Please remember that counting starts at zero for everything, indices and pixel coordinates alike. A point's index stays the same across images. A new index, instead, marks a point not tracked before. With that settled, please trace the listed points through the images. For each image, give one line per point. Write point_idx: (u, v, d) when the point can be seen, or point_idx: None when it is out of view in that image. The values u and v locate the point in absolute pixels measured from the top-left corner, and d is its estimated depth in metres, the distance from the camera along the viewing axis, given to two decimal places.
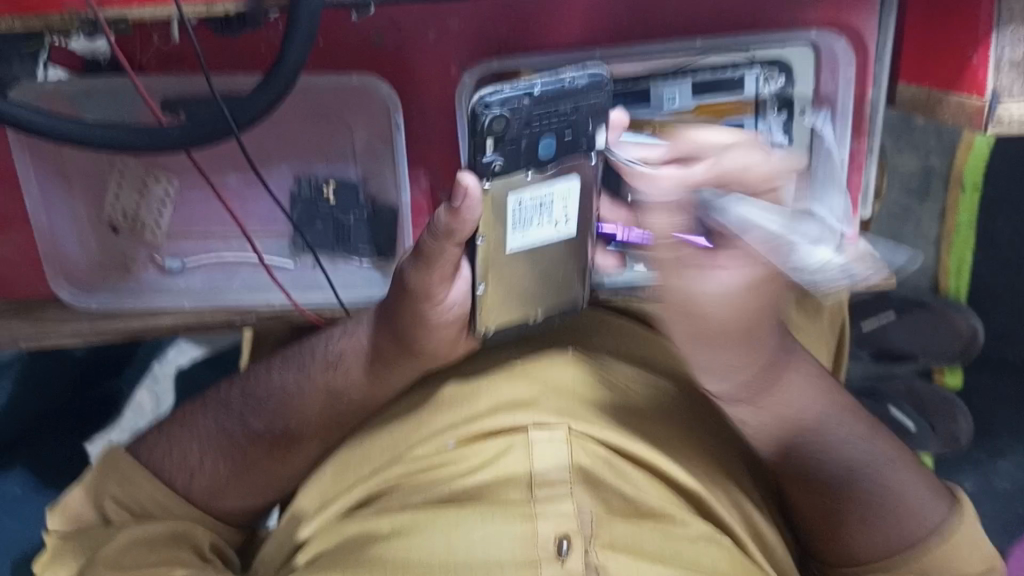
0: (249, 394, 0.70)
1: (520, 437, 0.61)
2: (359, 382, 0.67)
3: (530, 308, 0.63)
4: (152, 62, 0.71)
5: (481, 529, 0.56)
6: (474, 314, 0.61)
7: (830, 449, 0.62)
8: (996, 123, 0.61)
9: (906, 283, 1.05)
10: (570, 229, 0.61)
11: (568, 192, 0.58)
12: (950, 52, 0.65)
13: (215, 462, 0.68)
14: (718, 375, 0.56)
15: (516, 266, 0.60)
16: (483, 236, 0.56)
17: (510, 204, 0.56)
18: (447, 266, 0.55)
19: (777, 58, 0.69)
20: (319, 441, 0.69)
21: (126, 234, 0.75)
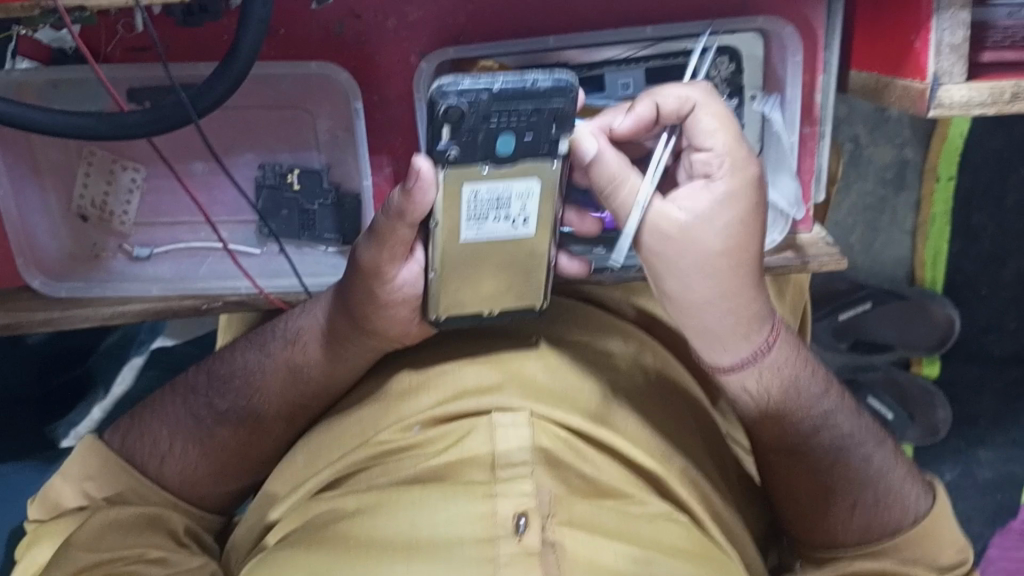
0: (214, 377, 0.72)
1: (483, 420, 0.63)
2: (319, 362, 0.69)
3: (484, 304, 0.64)
4: (115, 54, 0.71)
5: (442, 509, 0.58)
6: (427, 300, 0.63)
7: (800, 422, 0.68)
8: (938, 104, 0.65)
9: (876, 264, 1.12)
10: (531, 229, 0.60)
11: (528, 192, 0.57)
12: (898, 36, 0.68)
13: (188, 447, 0.70)
14: (727, 339, 0.62)
15: (468, 258, 0.61)
16: (438, 220, 0.58)
17: (466, 196, 0.57)
18: (402, 243, 0.59)
19: (725, 45, 0.71)
20: (285, 422, 0.71)
21: (95, 222, 0.76)
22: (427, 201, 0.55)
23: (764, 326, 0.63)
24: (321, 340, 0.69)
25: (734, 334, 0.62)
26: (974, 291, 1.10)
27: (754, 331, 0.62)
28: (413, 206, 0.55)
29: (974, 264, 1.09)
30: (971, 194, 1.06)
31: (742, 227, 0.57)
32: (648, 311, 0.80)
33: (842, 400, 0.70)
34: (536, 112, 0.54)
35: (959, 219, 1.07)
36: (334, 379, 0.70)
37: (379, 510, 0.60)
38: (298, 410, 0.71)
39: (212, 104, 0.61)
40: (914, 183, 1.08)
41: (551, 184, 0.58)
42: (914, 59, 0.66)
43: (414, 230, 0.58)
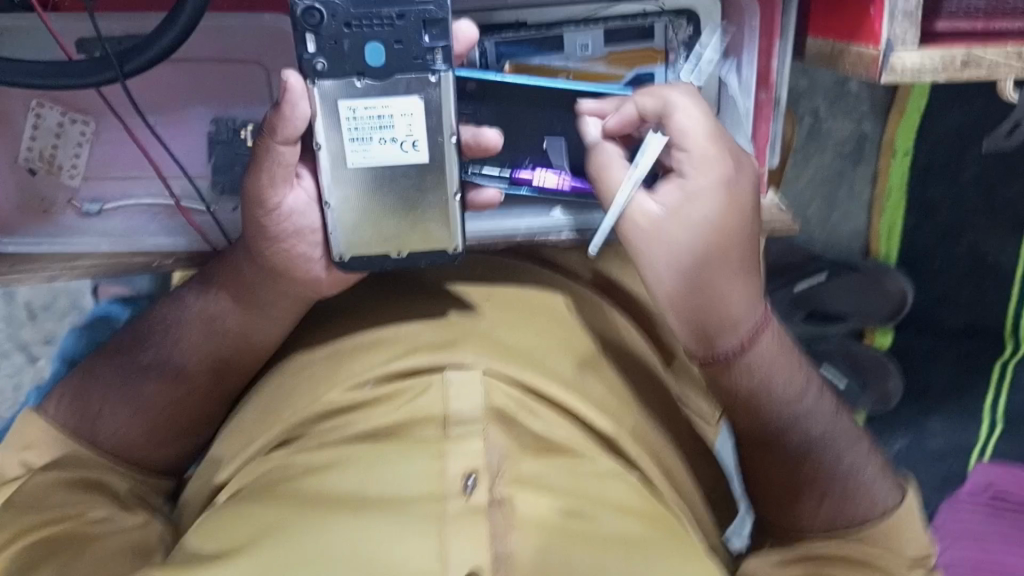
0: (138, 335, 0.72)
1: (435, 377, 0.63)
2: (234, 313, 0.70)
3: (391, 244, 0.63)
4: (64, 1, 0.69)
5: (396, 468, 0.58)
6: (332, 238, 0.63)
7: (769, 410, 0.66)
8: (891, 71, 0.65)
9: (834, 237, 1.13)
10: (422, 155, 0.61)
11: (410, 108, 0.59)
12: (854, 4, 0.69)
13: (120, 411, 0.70)
14: (717, 317, 0.63)
15: (364, 190, 0.61)
16: (320, 142, 0.59)
17: (343, 113, 0.59)
18: (282, 165, 0.59)
19: (683, 9, 0.71)
20: (213, 377, 0.71)
21: (43, 175, 0.74)
22: (304, 119, 0.57)
23: (753, 308, 0.64)
24: (235, 295, 0.70)
25: (730, 309, 0.62)
26: (925, 263, 1.12)
27: (738, 321, 0.63)
28: (284, 125, 0.56)
29: (937, 237, 1.11)
30: (926, 168, 1.08)
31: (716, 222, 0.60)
32: (603, 274, 0.80)
33: (823, 396, 0.69)
34: (401, 17, 0.57)
35: (913, 194, 1.09)
36: (255, 333, 0.70)
37: (328, 471, 0.60)
38: (224, 365, 0.71)
39: (157, 55, 0.60)
40: (871, 157, 1.09)
41: (434, 107, 0.59)
42: (869, 26, 0.67)
43: (294, 152, 0.58)
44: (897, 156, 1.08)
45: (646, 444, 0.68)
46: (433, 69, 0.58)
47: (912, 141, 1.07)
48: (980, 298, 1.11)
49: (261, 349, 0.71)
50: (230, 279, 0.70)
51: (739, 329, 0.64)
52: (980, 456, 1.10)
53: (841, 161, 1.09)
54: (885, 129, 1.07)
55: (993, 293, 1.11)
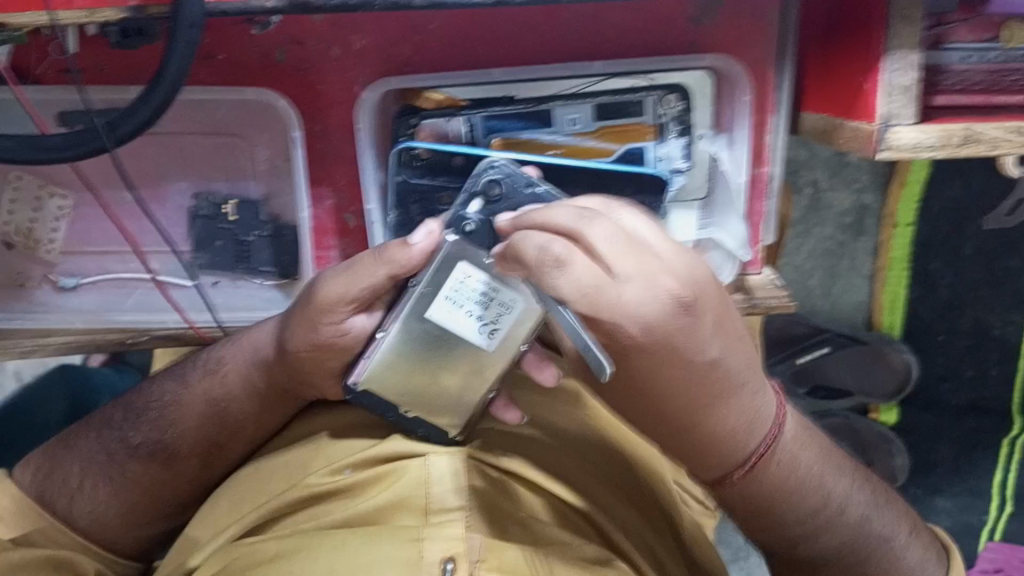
0: (130, 410, 0.68)
1: (416, 460, 0.60)
2: (240, 398, 0.66)
3: (404, 399, 0.62)
4: (46, 75, 0.68)
5: (373, 553, 0.54)
6: (360, 364, 0.60)
7: (784, 523, 0.57)
8: (887, 146, 0.63)
9: (837, 310, 1.11)
10: (491, 343, 0.59)
11: (513, 306, 0.56)
12: (849, 78, 0.67)
13: (98, 487, 0.66)
14: (724, 444, 0.50)
15: (408, 343, 0.59)
16: (417, 284, 0.56)
17: (456, 273, 0.55)
18: (365, 287, 0.55)
19: (675, 83, 0.69)
20: (199, 461, 0.68)
21: (19, 249, 0.72)
22: (407, 266, 0.55)
23: (763, 424, 0.51)
24: (242, 371, 0.66)
25: (737, 428, 0.50)
26: (929, 338, 1.09)
27: (748, 437, 0.51)
28: (403, 261, 0.54)
29: (943, 311, 1.08)
30: (929, 242, 1.06)
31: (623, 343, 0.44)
32: None
33: (854, 487, 0.59)
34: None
35: (917, 268, 1.07)
36: (248, 420, 0.67)
37: (299, 556, 0.55)
38: (215, 449, 0.68)
39: (130, 133, 0.59)
40: (873, 229, 1.07)
41: (531, 316, 0.57)
42: (863, 100, 0.66)
43: (376, 283, 0.56)
44: (898, 230, 1.05)
45: (639, 535, 0.65)
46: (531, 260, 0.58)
47: (915, 214, 1.05)
48: (986, 372, 1.08)
49: (253, 431, 0.68)
50: (244, 357, 0.66)
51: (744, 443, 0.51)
52: (991, 535, 1.09)
53: (843, 233, 1.07)
54: (886, 202, 1.05)
55: (999, 369, 1.08)
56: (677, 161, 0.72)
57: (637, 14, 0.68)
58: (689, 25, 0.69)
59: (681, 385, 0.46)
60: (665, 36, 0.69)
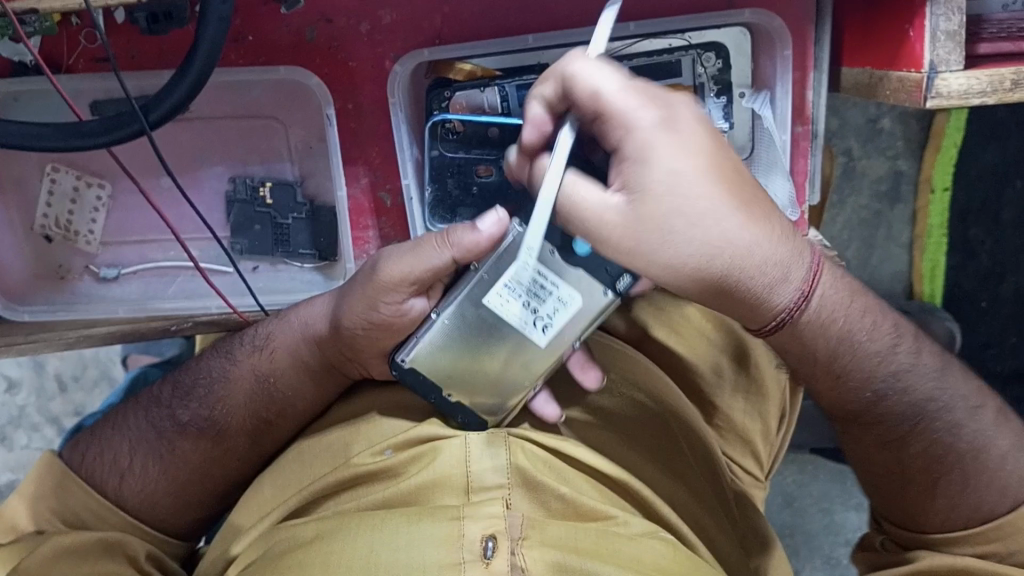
0: (179, 388, 0.69)
1: (455, 438, 0.57)
2: (288, 371, 0.66)
3: (450, 382, 0.60)
4: (77, 63, 0.67)
5: (411, 531, 0.51)
6: (409, 343, 0.60)
7: (850, 374, 0.55)
8: (937, 95, 0.62)
9: (877, 284, 1.09)
10: (543, 339, 0.59)
11: (569, 302, 0.58)
12: (892, 29, 0.65)
13: (148, 466, 0.66)
14: (765, 300, 0.50)
15: (461, 329, 0.59)
16: (479, 267, 0.58)
17: (520, 262, 0.57)
18: (428, 267, 0.57)
19: (711, 42, 0.69)
20: (249, 439, 0.67)
21: (59, 242, 0.73)
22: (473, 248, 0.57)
23: (798, 260, 0.50)
24: (292, 347, 0.66)
25: (784, 275, 0.50)
26: (971, 304, 1.06)
27: (779, 281, 0.50)
28: (471, 242, 0.56)
29: (984, 278, 1.06)
30: (967, 207, 1.04)
31: (716, 185, 0.47)
32: (638, 325, 0.77)
33: (921, 346, 0.57)
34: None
35: (955, 234, 1.05)
36: (296, 398, 0.67)
37: (335, 538, 0.53)
38: (264, 427, 0.67)
39: (166, 112, 0.58)
40: (909, 196, 1.05)
41: (587, 314, 0.58)
42: (909, 50, 0.63)
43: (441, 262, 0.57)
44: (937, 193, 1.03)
45: (683, 506, 0.64)
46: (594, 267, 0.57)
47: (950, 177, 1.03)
48: None
49: (298, 412, 0.67)
50: (292, 334, 0.67)
51: (789, 295, 0.50)
52: None
53: (876, 202, 1.05)
54: (922, 166, 1.03)
55: None
56: (718, 122, 0.71)
57: None
58: None
59: (751, 231, 0.47)
60: None
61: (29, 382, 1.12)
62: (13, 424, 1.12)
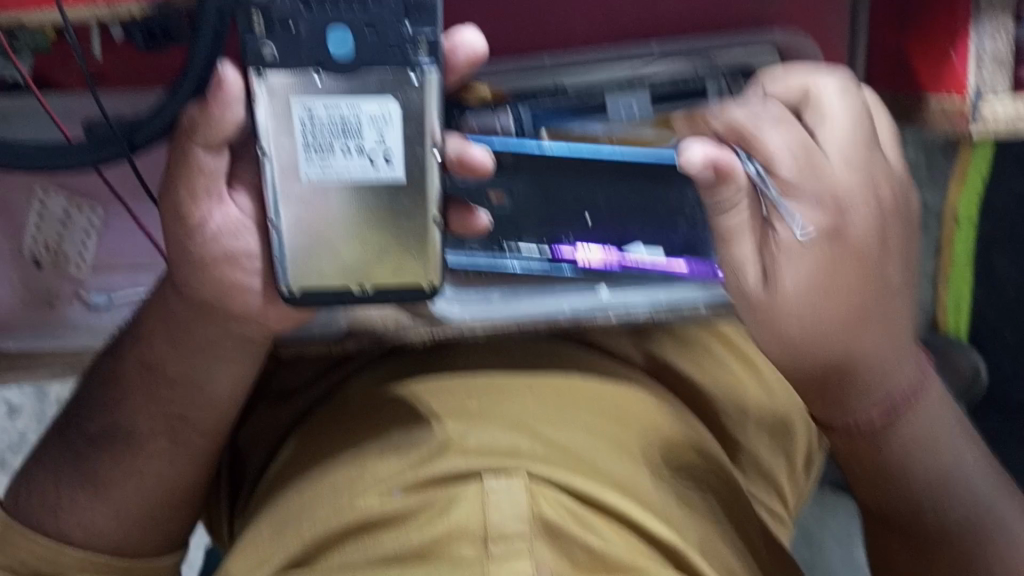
0: (81, 403, 0.62)
1: (471, 487, 0.55)
2: (167, 354, 0.58)
3: (352, 277, 0.53)
4: (71, 80, 0.64)
5: None
6: (276, 269, 0.53)
7: (915, 468, 0.58)
8: (982, 121, 0.57)
9: None
10: (395, 171, 0.51)
11: (383, 116, 0.49)
12: (932, 52, 0.62)
13: (79, 494, 0.60)
14: (848, 399, 0.56)
15: (316, 211, 0.51)
16: (268, 149, 0.49)
17: (297, 113, 0.49)
18: (205, 173, 0.50)
19: (741, 65, 0.66)
20: (168, 441, 0.60)
21: (48, 269, 0.69)
22: (237, 126, 0.49)
23: (899, 369, 0.55)
24: (157, 329, 0.57)
25: (882, 379, 0.55)
26: (1000, 340, 1.02)
27: (874, 385, 0.55)
28: (211, 127, 0.48)
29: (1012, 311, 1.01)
30: (995, 236, 0.99)
31: (851, 293, 0.52)
32: (659, 358, 0.73)
33: (984, 467, 0.59)
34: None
35: (980, 265, 1.00)
36: (208, 375, 0.58)
37: None
38: (178, 424, 0.60)
39: (149, 137, 0.55)
40: (933, 226, 1.01)
41: (412, 113, 0.49)
42: (950, 73, 0.60)
43: (220, 160, 0.51)
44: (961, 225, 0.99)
45: (705, 548, 0.59)
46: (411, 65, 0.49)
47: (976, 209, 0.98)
48: None
49: (220, 403, 0.59)
50: (156, 322, 0.57)
51: (870, 406, 0.56)
52: None
53: None
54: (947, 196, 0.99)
55: None
56: None
57: None
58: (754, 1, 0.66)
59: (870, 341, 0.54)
60: (728, 12, 0.67)
61: (29, 408, 1.09)
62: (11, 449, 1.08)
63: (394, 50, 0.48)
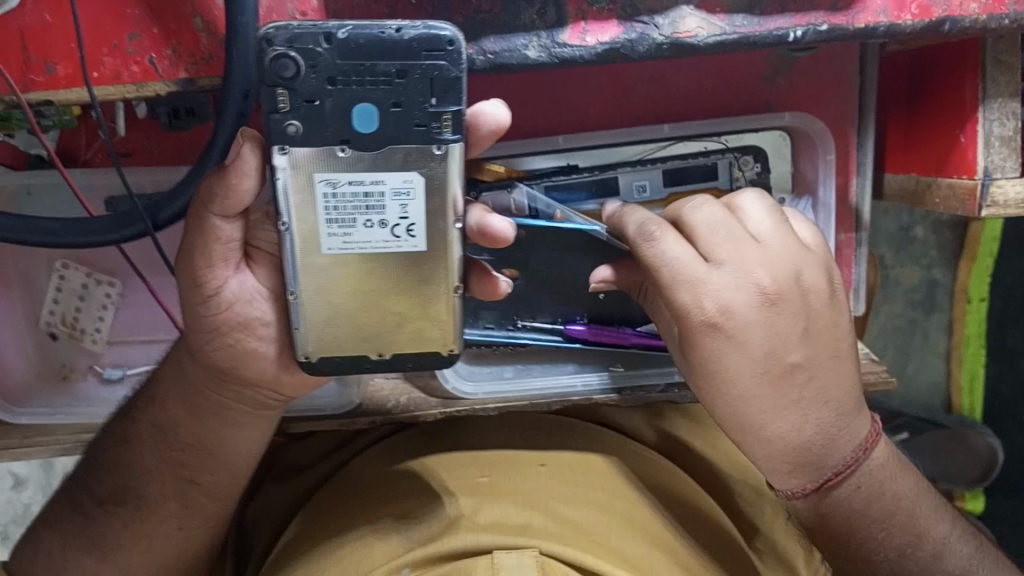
0: (89, 461, 0.60)
1: (482, 560, 0.56)
2: (183, 419, 0.56)
3: (372, 345, 0.51)
4: (94, 157, 0.65)
5: None
6: (294, 337, 0.50)
7: (878, 537, 0.56)
8: (991, 204, 0.58)
9: (913, 394, 1.04)
10: (418, 242, 0.47)
11: (407, 191, 0.45)
12: (940, 134, 0.63)
13: (80, 555, 0.59)
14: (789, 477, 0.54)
15: (336, 280, 0.48)
16: (289, 221, 0.46)
17: (320, 188, 0.45)
18: (221, 241, 0.47)
19: (751, 145, 0.68)
20: (178, 506, 0.59)
21: (65, 340, 0.70)
22: (254, 195, 0.45)
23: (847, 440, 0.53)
24: (175, 396, 0.56)
25: (828, 448, 0.53)
26: (1014, 420, 1.01)
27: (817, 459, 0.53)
28: (228, 198, 0.45)
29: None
30: (1006, 316, 0.99)
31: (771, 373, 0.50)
32: (671, 435, 0.74)
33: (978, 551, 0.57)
34: (403, 74, 0.43)
35: (993, 344, 1.00)
36: (223, 441, 0.57)
37: None
38: (189, 490, 0.58)
39: (174, 213, 0.56)
40: (945, 305, 1.00)
41: (437, 187, 0.45)
42: (959, 156, 0.60)
43: (236, 228, 0.47)
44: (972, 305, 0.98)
45: None
46: (438, 139, 0.44)
47: (986, 289, 0.98)
48: None
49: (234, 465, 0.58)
50: (172, 389, 0.56)
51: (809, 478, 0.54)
52: None
53: (910, 311, 1.01)
54: (958, 276, 0.99)
55: None
56: None
57: (704, 74, 0.67)
58: (763, 85, 0.68)
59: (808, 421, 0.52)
60: (737, 95, 0.68)
61: (36, 480, 1.08)
62: (17, 521, 1.07)
63: (420, 126, 0.44)
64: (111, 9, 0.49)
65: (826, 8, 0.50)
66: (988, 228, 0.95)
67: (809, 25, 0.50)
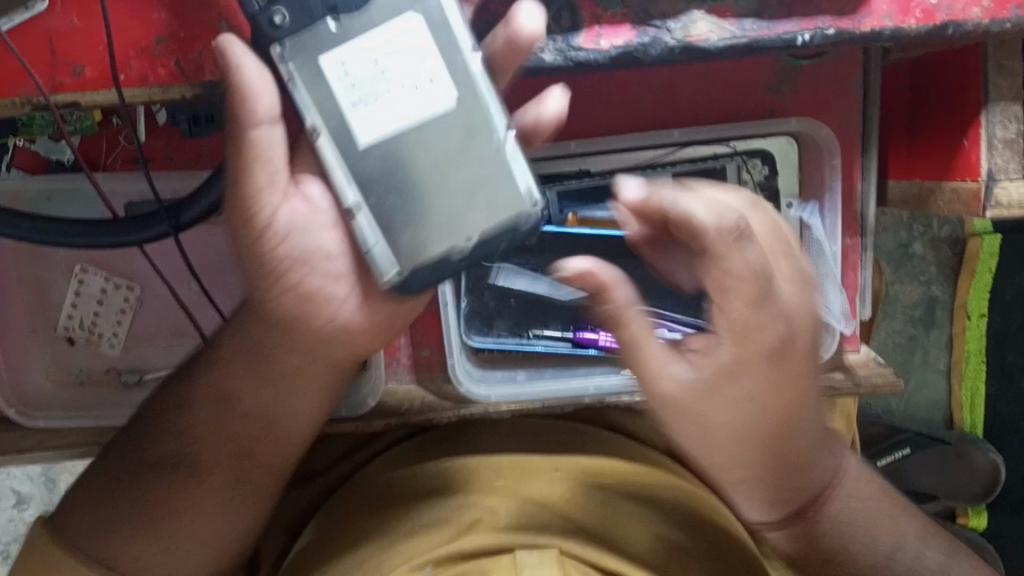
0: (137, 424, 0.61)
1: (503, 560, 0.56)
2: (246, 384, 0.57)
3: (446, 232, 0.48)
4: (114, 163, 0.67)
5: None
6: (366, 253, 0.48)
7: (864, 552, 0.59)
8: (996, 205, 0.59)
9: (915, 411, 1.04)
10: (449, 93, 0.47)
11: (416, 34, 0.46)
12: (945, 139, 0.64)
13: (127, 522, 0.58)
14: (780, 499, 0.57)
15: (389, 173, 0.47)
16: (316, 123, 0.47)
17: (332, 71, 0.46)
18: (260, 160, 0.45)
19: (758, 148, 0.70)
20: (231, 473, 0.60)
21: (82, 344, 0.71)
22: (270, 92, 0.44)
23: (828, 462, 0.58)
24: (235, 361, 0.57)
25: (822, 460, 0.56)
26: (1016, 436, 1.01)
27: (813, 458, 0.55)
28: (246, 102, 0.43)
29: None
30: (1005, 333, 1.00)
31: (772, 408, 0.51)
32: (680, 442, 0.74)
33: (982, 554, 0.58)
34: None
35: (993, 361, 1.00)
36: (282, 407, 0.58)
37: None
38: (243, 455, 0.60)
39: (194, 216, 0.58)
40: (944, 322, 1.01)
41: (441, 23, 0.46)
42: (963, 159, 0.62)
43: (277, 140, 0.46)
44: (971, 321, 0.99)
45: None
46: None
47: (985, 305, 0.99)
48: None
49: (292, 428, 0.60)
50: (234, 354, 0.57)
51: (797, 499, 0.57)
52: None
53: (911, 327, 1.02)
54: (956, 292, 1.00)
55: None
56: None
57: (710, 83, 0.69)
58: (770, 93, 0.70)
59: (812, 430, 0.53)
60: (743, 102, 0.69)
61: (38, 498, 1.08)
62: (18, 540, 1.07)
63: None
64: (137, 15, 0.51)
65: (833, 12, 0.51)
66: (986, 243, 0.97)
67: (816, 29, 0.51)
